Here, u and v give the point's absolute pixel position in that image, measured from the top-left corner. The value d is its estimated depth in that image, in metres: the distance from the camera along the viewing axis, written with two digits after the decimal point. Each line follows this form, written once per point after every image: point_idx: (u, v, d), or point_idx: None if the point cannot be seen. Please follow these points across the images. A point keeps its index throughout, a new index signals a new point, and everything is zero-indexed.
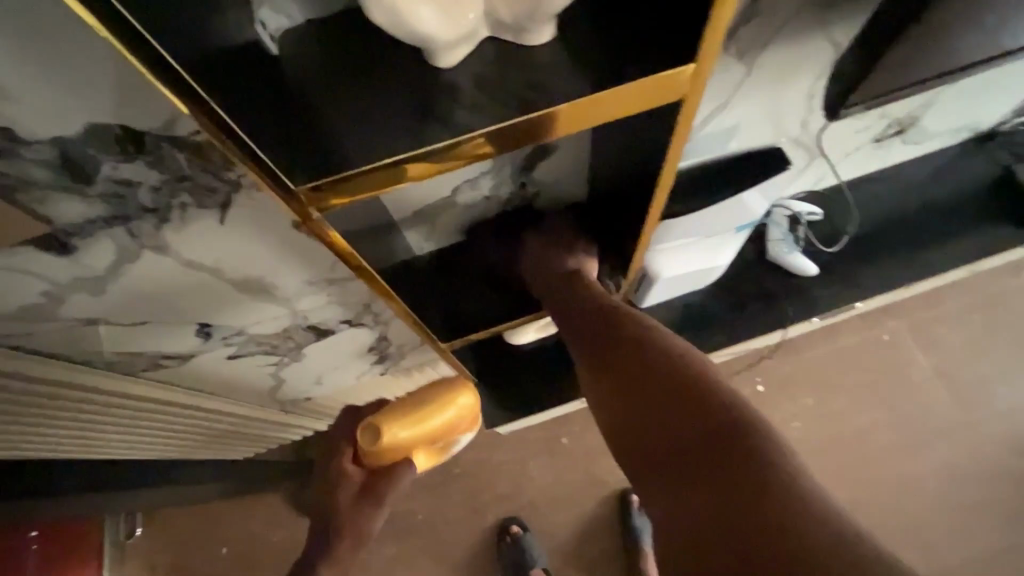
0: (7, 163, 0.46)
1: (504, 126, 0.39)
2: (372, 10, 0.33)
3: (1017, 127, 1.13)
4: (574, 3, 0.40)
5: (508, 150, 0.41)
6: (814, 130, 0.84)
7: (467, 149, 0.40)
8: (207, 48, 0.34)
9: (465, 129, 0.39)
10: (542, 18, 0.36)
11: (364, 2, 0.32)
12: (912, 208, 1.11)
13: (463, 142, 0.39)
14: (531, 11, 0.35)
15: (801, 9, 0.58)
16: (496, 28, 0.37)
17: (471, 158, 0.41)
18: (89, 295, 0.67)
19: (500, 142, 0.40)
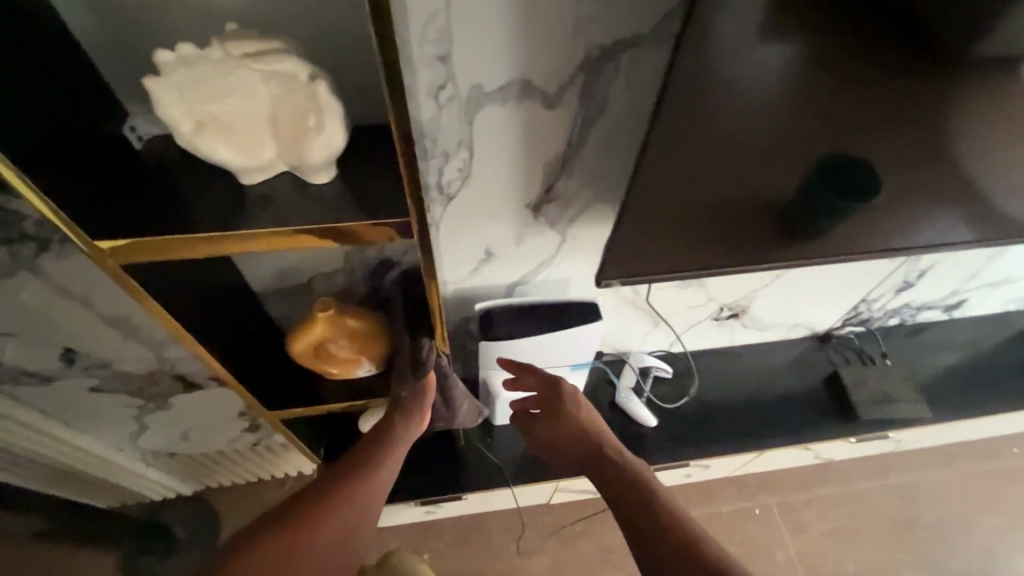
0: None
1: (288, 228, 0.51)
2: (181, 139, 0.47)
3: (849, 335, 1.30)
4: (359, 160, 0.55)
5: (299, 247, 0.53)
6: (644, 295, 1.01)
7: (260, 240, 0.52)
8: (65, 138, 0.48)
9: (261, 226, 0.52)
10: (318, 165, 0.50)
11: (174, 133, 0.47)
12: (751, 386, 1.26)
13: (258, 235, 0.52)
14: (306, 160, 0.50)
15: (591, 201, 0.77)
16: (290, 167, 0.52)
17: (266, 247, 0.53)
18: None
19: (292, 241, 0.52)
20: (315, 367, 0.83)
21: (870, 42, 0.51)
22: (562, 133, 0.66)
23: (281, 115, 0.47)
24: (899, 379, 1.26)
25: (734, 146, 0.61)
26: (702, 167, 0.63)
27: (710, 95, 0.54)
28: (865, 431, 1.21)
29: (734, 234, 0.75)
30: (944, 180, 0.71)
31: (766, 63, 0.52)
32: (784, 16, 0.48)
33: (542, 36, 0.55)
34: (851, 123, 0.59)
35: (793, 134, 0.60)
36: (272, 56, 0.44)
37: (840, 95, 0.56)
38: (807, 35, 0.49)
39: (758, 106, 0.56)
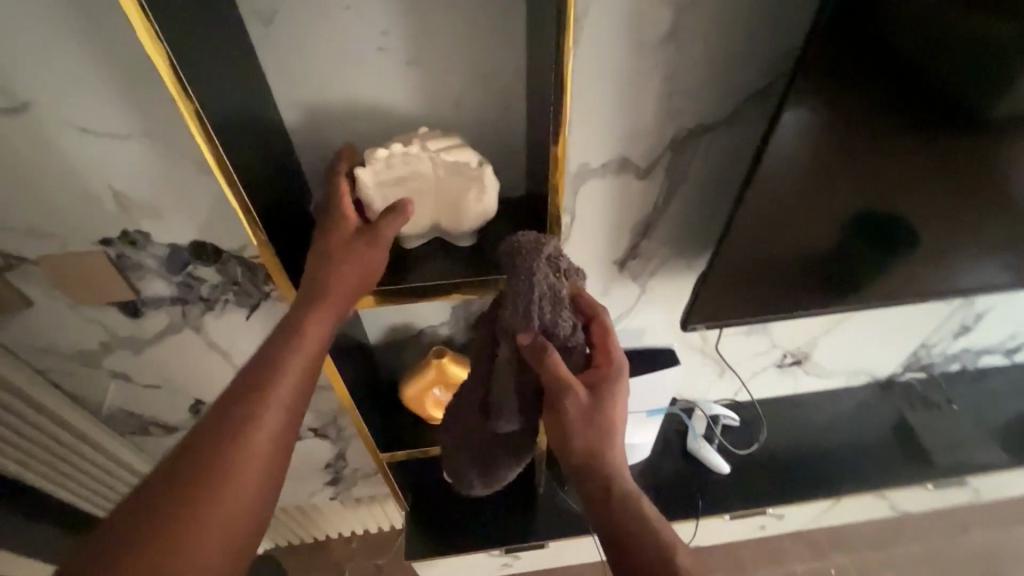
0: (135, 252, 0.73)
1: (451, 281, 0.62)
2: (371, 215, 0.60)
3: (910, 381, 1.33)
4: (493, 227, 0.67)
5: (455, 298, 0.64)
6: (712, 342, 1.08)
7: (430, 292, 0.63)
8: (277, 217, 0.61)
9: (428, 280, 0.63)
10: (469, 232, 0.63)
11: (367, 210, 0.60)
12: (818, 433, 1.28)
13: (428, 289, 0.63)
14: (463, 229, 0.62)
15: (669, 256, 0.87)
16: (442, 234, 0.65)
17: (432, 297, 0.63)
18: (130, 352, 0.88)
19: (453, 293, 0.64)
20: (420, 411, 0.92)
21: (931, 113, 0.61)
22: (650, 199, 0.77)
23: (450, 195, 0.60)
24: (969, 425, 1.27)
25: (812, 200, 0.70)
26: (786, 219, 0.72)
27: (774, 167, 0.66)
28: (940, 476, 1.22)
29: (802, 282, 0.83)
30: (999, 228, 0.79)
31: (840, 131, 0.62)
32: (837, 106, 0.59)
33: (640, 124, 0.68)
34: (916, 178, 0.68)
35: (868, 187, 0.69)
36: (456, 150, 0.57)
37: (907, 153, 0.65)
38: (855, 119, 0.61)
39: (837, 166, 0.66)
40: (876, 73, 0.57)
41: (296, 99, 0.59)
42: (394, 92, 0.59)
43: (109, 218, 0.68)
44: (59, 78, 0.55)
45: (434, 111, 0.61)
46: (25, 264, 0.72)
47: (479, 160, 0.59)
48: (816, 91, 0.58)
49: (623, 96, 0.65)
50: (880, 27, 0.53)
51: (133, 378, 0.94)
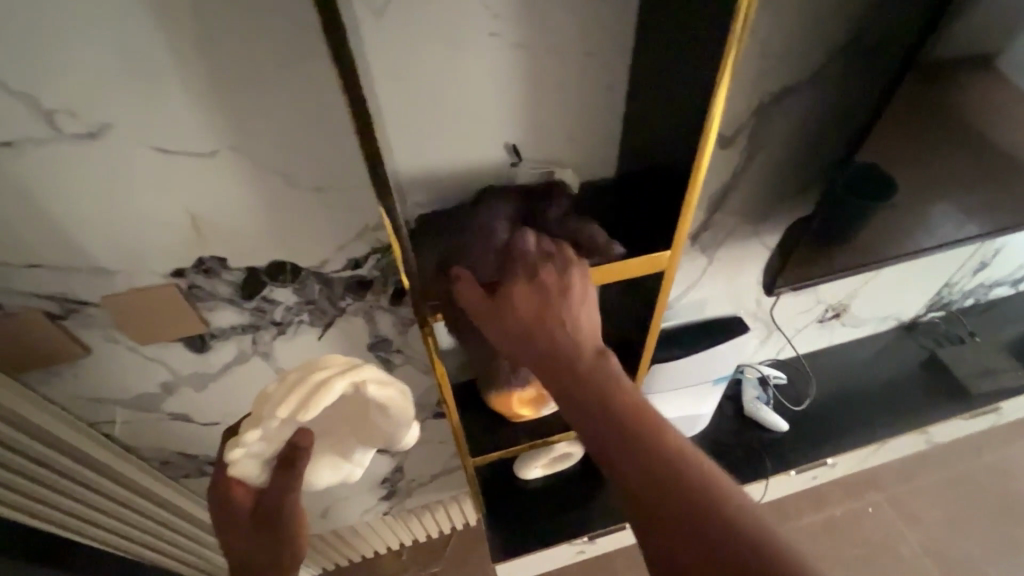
0: (209, 280, 0.67)
1: None
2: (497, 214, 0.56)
3: (934, 320, 1.39)
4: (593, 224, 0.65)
5: None
6: (766, 306, 1.10)
7: None
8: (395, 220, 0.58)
9: None
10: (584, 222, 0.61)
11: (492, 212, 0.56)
12: (857, 381, 1.33)
13: None
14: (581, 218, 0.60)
15: (738, 224, 0.88)
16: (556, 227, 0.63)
17: None
18: (194, 390, 0.82)
19: None
20: (506, 411, 0.90)
21: (1012, 44, 0.64)
22: (728, 169, 0.77)
23: (370, 408, 0.58)
24: (992, 354, 1.35)
25: (917, 150, 0.72)
26: (876, 179, 0.74)
27: (879, 126, 0.67)
28: (974, 405, 1.30)
29: (874, 237, 0.85)
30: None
31: (947, 81, 0.64)
32: (949, 60, 0.62)
33: (729, 93, 0.67)
34: (1004, 107, 0.71)
35: (962, 125, 0.71)
36: (320, 398, 0.51)
37: (994, 88, 0.68)
38: (959, 73, 0.64)
39: (932, 120, 0.68)
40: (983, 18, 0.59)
41: (398, 95, 0.55)
42: (500, 79, 0.56)
43: (186, 246, 0.62)
44: (142, 94, 0.49)
45: (537, 94, 0.59)
46: (88, 307, 0.65)
47: None
48: (936, 46, 0.60)
49: None
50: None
51: (193, 418, 0.87)
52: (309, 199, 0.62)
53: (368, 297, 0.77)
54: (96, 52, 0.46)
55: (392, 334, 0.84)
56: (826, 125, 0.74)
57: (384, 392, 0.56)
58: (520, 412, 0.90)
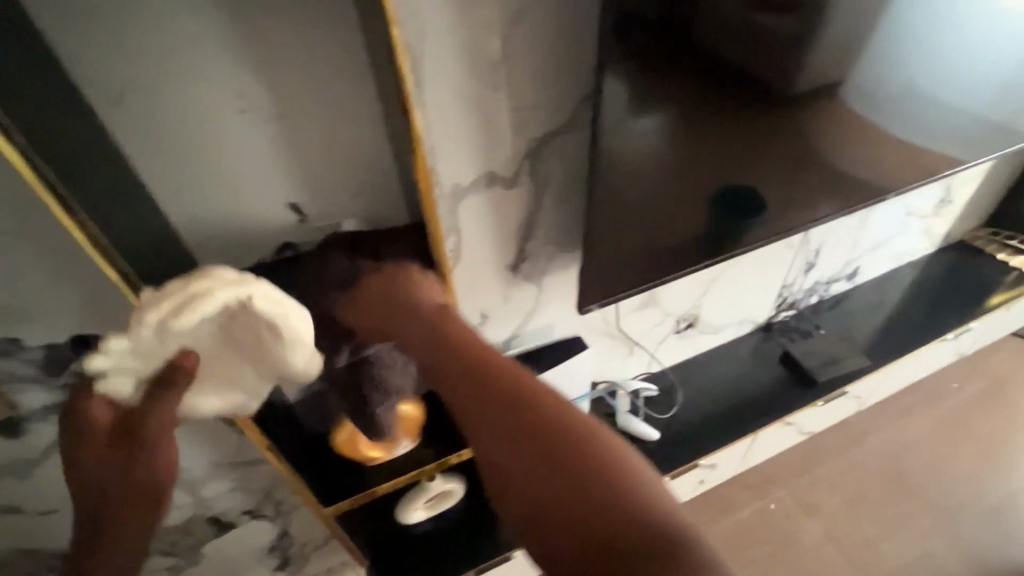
0: (6, 362, 0.68)
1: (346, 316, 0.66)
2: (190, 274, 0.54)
3: (784, 319, 1.54)
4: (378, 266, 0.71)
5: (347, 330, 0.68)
6: (614, 323, 1.19)
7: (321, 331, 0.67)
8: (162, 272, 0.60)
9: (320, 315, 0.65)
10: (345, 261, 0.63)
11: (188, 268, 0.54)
12: (722, 383, 1.44)
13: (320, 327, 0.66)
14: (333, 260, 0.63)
15: (555, 253, 0.96)
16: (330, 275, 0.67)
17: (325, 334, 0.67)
18: (17, 477, 0.80)
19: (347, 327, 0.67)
20: (357, 456, 0.92)
21: (743, 83, 0.78)
22: (523, 205, 0.86)
23: (259, 330, 0.56)
24: (835, 344, 1.50)
25: (658, 159, 0.81)
26: (645, 196, 0.85)
27: (642, 152, 0.79)
28: (824, 391, 1.42)
29: (671, 251, 0.96)
30: (800, 171, 0.97)
31: (661, 97, 0.74)
32: (681, 94, 0.74)
33: (495, 144, 0.77)
34: (740, 132, 0.84)
35: (709, 149, 0.84)
36: (185, 315, 0.51)
37: (730, 117, 0.81)
38: (699, 105, 0.77)
39: (686, 144, 0.81)
40: (666, 39, 0.68)
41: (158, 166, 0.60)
42: (262, 150, 0.63)
43: None
44: None
45: (300, 155, 0.65)
46: None
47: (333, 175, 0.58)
48: (662, 87, 0.73)
49: (474, 118, 0.73)
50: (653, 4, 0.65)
51: (24, 509, 0.84)
52: (95, 272, 0.65)
53: None
54: None
55: None
56: None
57: (273, 308, 0.55)
58: (368, 457, 0.92)
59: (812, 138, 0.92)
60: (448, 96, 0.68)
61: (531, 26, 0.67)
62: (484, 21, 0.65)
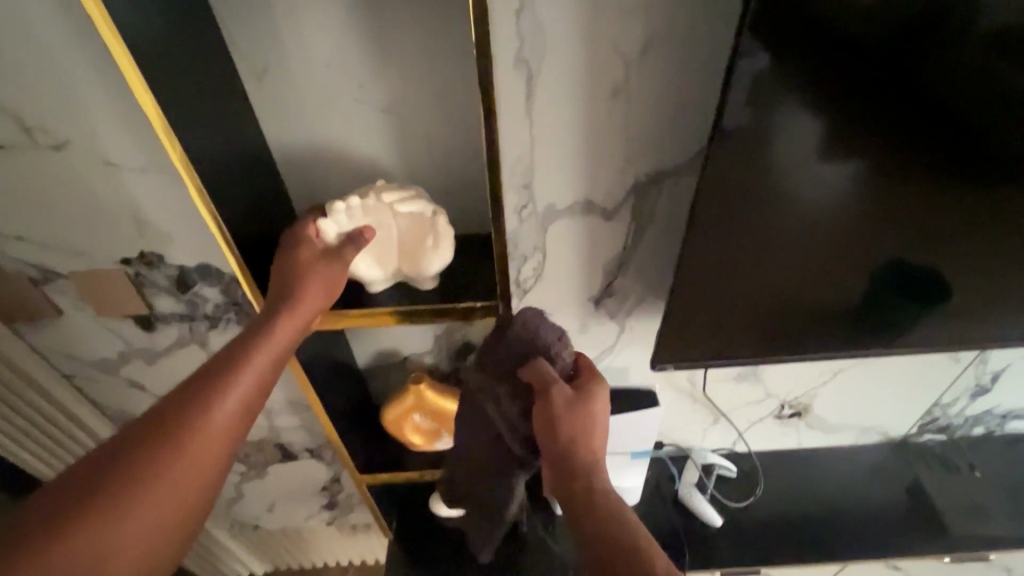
0: (151, 271, 0.82)
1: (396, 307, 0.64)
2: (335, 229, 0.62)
3: (927, 442, 1.26)
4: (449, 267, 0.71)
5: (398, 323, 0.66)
6: (700, 386, 1.08)
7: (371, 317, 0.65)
8: (265, 228, 0.66)
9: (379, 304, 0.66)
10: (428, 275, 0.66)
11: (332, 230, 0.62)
12: (821, 490, 1.22)
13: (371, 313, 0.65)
14: (417, 271, 0.65)
15: (645, 296, 0.89)
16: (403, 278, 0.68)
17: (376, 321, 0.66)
18: (144, 362, 0.97)
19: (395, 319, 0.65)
20: (400, 437, 0.95)
21: (953, 149, 0.61)
22: (619, 240, 0.81)
23: (414, 230, 0.63)
24: (991, 496, 1.18)
25: (783, 209, 0.68)
26: (765, 260, 0.74)
27: (797, 210, 0.68)
28: (958, 548, 1.13)
29: (784, 330, 0.83)
30: (989, 278, 0.76)
31: (822, 141, 0.61)
32: (857, 150, 0.62)
33: (599, 172, 0.72)
34: (915, 209, 0.68)
35: (867, 223, 0.69)
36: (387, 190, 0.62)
37: (915, 189, 0.65)
38: (888, 164, 0.63)
39: (856, 209, 0.67)
40: (831, 74, 0.56)
41: (285, 136, 0.67)
42: (372, 137, 0.67)
43: (129, 239, 0.78)
44: (95, 120, 0.66)
45: (406, 148, 0.68)
46: (59, 278, 0.82)
47: (433, 209, 0.63)
48: (832, 141, 0.61)
49: (583, 142, 0.69)
50: (819, 26, 0.53)
51: (145, 389, 1.02)
52: None
53: None
54: (64, 87, 0.64)
55: None
56: None
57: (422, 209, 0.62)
58: (413, 440, 0.95)
59: (1021, 240, 0.71)
60: (556, 116, 0.66)
61: (662, 55, 0.62)
62: (611, 44, 0.61)
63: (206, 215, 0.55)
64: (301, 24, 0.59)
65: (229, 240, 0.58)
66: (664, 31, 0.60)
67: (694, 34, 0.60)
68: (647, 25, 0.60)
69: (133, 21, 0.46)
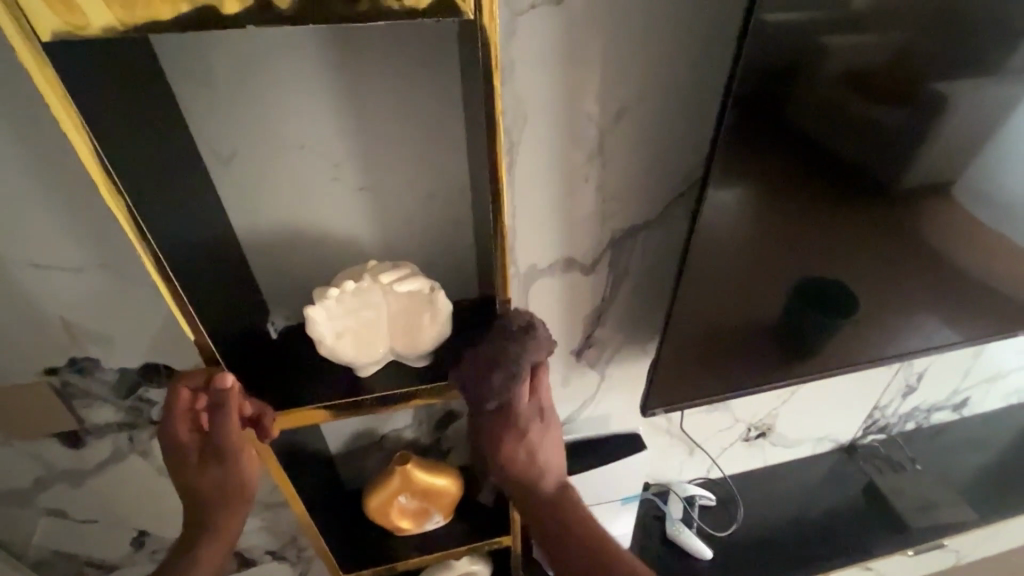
0: (83, 379, 0.71)
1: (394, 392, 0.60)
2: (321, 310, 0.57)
3: (872, 443, 1.36)
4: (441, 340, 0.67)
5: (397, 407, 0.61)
6: (676, 422, 1.10)
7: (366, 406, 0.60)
8: (237, 321, 0.60)
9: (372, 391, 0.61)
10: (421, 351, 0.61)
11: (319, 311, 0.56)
12: (793, 505, 1.28)
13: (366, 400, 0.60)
14: (411, 347, 0.61)
15: (623, 342, 0.91)
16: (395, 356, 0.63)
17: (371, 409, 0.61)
18: (69, 485, 0.82)
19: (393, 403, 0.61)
20: (386, 524, 0.87)
21: (861, 180, 0.69)
22: (598, 293, 0.82)
23: (409, 309, 0.59)
24: (932, 484, 1.30)
25: (728, 244, 0.72)
26: (728, 294, 0.78)
27: (746, 250, 0.73)
28: (919, 539, 1.22)
29: (757, 360, 0.87)
30: (918, 294, 0.86)
31: (752, 190, 0.66)
32: (783, 192, 0.67)
33: (577, 230, 0.74)
34: (851, 238, 0.75)
35: (811, 252, 0.75)
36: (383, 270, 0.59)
37: (846, 219, 0.73)
38: (806, 201, 0.69)
39: (794, 242, 0.74)
40: (746, 133, 0.62)
41: (252, 218, 0.62)
42: (349, 213, 0.64)
43: (58, 346, 0.67)
44: (18, 219, 0.58)
45: (386, 222, 0.66)
46: None
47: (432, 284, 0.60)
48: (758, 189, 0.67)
49: (561, 204, 0.70)
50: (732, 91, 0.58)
51: (69, 515, 0.87)
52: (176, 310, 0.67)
53: None
54: None
55: None
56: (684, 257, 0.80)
57: (417, 285, 0.59)
58: (400, 526, 0.88)
59: (940, 259, 0.81)
60: (537, 179, 0.67)
61: (635, 122, 0.65)
62: (586, 112, 0.64)
63: (179, 318, 0.49)
64: (273, 106, 0.56)
65: (203, 336, 0.52)
66: (636, 99, 0.63)
67: (663, 101, 0.64)
68: (621, 95, 0.63)
69: (103, 122, 0.42)
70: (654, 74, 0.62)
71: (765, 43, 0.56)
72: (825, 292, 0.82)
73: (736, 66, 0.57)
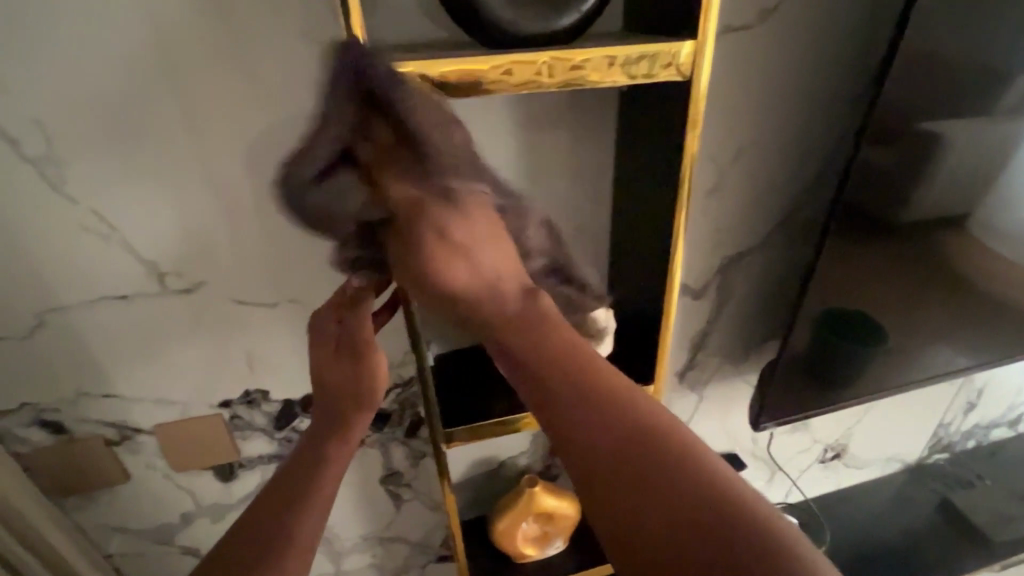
0: (250, 411, 0.76)
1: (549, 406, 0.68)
2: None
3: (938, 462, 1.40)
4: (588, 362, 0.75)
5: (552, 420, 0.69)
6: (762, 443, 1.15)
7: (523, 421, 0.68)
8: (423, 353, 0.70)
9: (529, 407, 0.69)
10: None
11: None
12: (873, 526, 1.30)
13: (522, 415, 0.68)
14: None
15: (721, 365, 0.97)
16: None
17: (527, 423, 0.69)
18: (211, 521, 0.85)
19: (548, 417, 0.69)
20: (511, 550, 0.90)
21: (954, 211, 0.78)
22: (703, 317, 0.90)
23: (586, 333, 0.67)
24: (1004, 500, 1.33)
25: (845, 276, 0.80)
26: (838, 318, 0.86)
27: (857, 279, 0.81)
28: (1001, 555, 1.24)
29: (852, 375, 0.94)
30: (994, 308, 0.93)
31: (868, 227, 0.76)
32: (895, 227, 0.76)
33: (692, 259, 0.82)
34: (943, 260, 0.83)
35: (911, 274, 0.83)
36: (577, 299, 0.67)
37: (941, 243, 0.81)
38: (912, 233, 0.78)
39: (899, 269, 0.81)
40: (871, 179, 0.71)
41: None
42: None
43: (238, 378, 0.73)
44: (231, 261, 0.65)
45: None
46: (141, 435, 0.74)
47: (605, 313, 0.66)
48: (874, 226, 0.76)
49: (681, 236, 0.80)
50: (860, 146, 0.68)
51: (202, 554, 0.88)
52: None
53: (385, 430, 0.87)
54: (205, 231, 0.63)
55: (403, 467, 0.92)
56: (783, 281, 0.89)
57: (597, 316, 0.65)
58: (524, 551, 0.90)
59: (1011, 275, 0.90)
60: None
61: (747, 162, 0.76)
62: (710, 153, 0.74)
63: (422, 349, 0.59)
64: None
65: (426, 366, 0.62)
66: (752, 140, 0.74)
67: (774, 142, 0.75)
68: (739, 138, 0.74)
69: None
70: (766, 121, 0.73)
71: (887, 103, 0.66)
72: (921, 311, 0.89)
73: (867, 125, 0.67)
